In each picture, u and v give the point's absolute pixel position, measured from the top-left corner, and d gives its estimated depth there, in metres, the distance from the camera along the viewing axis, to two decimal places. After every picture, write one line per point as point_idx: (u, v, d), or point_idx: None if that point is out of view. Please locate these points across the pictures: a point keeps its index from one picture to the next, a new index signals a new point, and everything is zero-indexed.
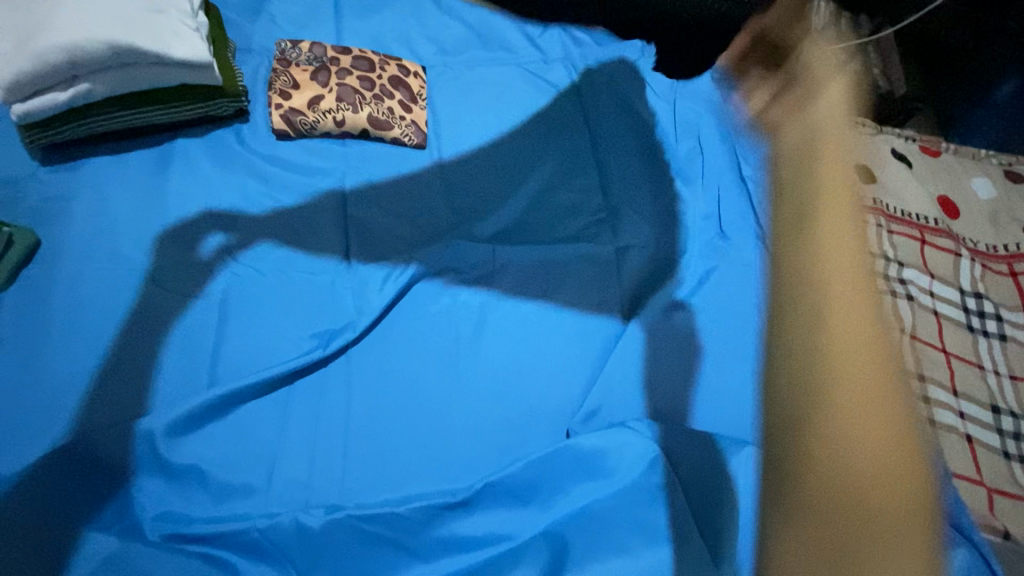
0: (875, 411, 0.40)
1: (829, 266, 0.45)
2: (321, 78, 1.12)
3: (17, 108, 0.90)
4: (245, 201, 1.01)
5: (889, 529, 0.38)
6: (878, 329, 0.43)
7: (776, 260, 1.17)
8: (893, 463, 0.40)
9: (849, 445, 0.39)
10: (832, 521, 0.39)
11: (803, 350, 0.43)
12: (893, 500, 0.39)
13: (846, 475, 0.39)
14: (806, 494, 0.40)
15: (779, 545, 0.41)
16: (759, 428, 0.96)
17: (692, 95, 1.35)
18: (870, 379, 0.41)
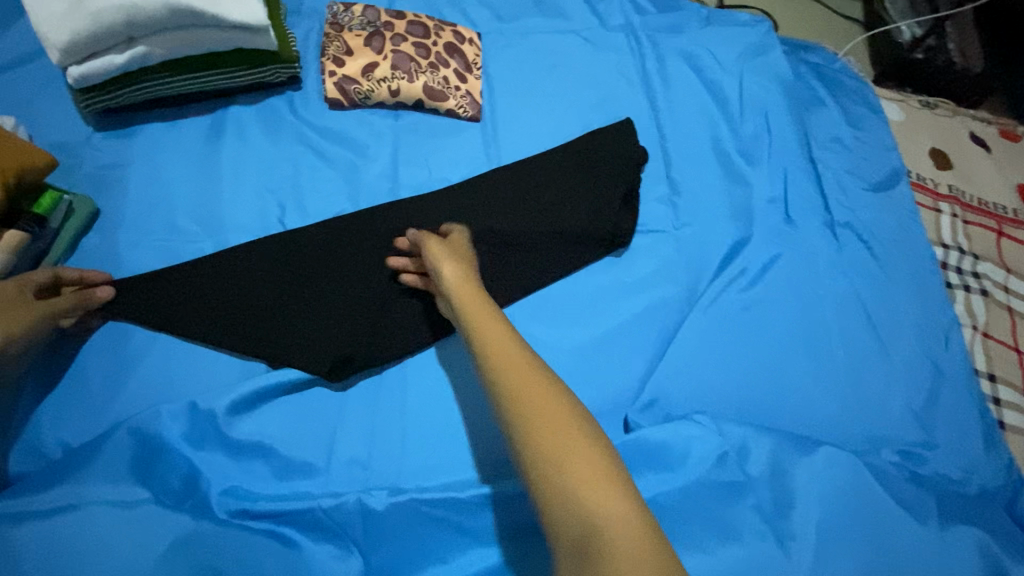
0: (539, 368, 0.61)
1: (464, 290, 0.73)
2: (375, 44, 1.07)
3: (73, 71, 0.87)
4: (300, 172, 0.98)
5: (568, 414, 0.57)
6: (498, 323, 0.67)
7: (844, 248, 1.11)
8: (552, 387, 0.59)
9: (535, 376, 0.60)
10: (550, 413, 0.56)
11: (505, 343, 0.64)
12: (559, 404, 0.58)
13: (544, 394, 0.58)
14: (536, 406, 0.57)
15: (534, 443, 0.55)
16: (823, 423, 0.93)
17: (762, 67, 1.26)
18: (517, 350, 0.63)
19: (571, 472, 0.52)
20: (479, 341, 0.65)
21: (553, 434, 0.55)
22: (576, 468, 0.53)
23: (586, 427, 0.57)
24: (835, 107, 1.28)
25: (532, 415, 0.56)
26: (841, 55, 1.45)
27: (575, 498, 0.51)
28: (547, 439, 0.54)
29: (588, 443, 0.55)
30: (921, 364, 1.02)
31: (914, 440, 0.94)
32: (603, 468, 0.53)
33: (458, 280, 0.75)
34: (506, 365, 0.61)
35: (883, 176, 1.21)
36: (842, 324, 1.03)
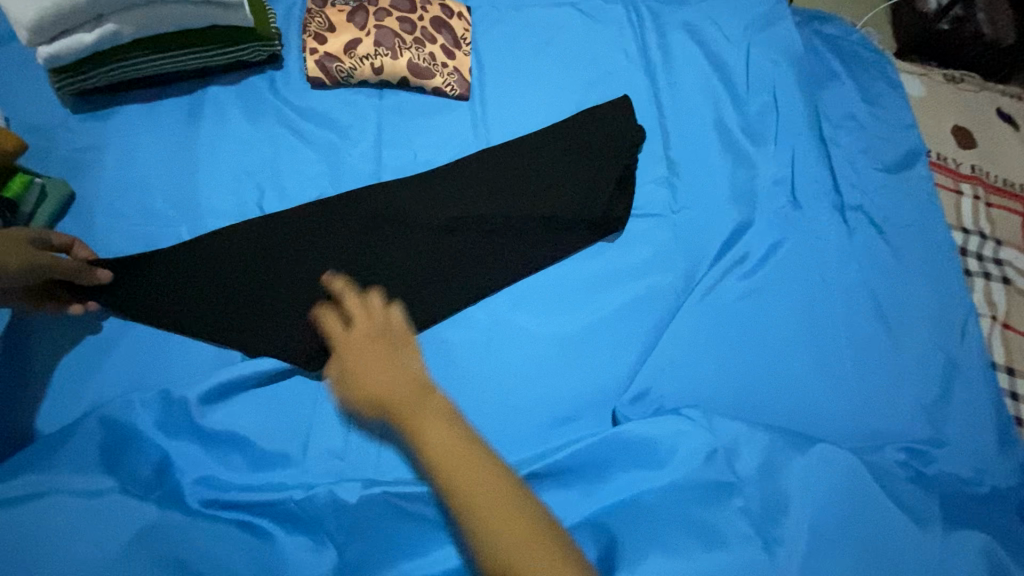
0: (445, 411, 0.65)
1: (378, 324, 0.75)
2: (359, 20, 1.03)
3: (43, 51, 0.85)
4: (279, 155, 0.95)
5: (476, 454, 0.61)
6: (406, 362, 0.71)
7: (854, 233, 1.04)
8: (458, 430, 0.63)
9: (441, 421, 0.64)
10: (461, 457, 0.61)
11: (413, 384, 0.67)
12: (465, 445, 0.62)
13: (452, 440, 0.62)
14: (450, 450, 0.61)
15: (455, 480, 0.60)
16: (822, 418, 0.89)
17: (771, 39, 1.18)
18: (424, 395, 0.66)
19: (483, 508, 0.57)
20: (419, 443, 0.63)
21: (465, 481, 0.59)
22: (485, 503, 0.58)
23: (491, 467, 0.61)
24: (850, 82, 1.20)
25: (496, 539, 0.56)
26: (859, 27, 1.36)
27: (484, 530, 0.56)
28: (496, 533, 0.56)
29: (494, 480, 0.60)
30: (933, 357, 0.96)
31: (919, 438, 0.89)
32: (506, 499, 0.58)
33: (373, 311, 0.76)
34: (454, 476, 0.59)
35: (899, 156, 1.13)
36: (848, 314, 0.97)
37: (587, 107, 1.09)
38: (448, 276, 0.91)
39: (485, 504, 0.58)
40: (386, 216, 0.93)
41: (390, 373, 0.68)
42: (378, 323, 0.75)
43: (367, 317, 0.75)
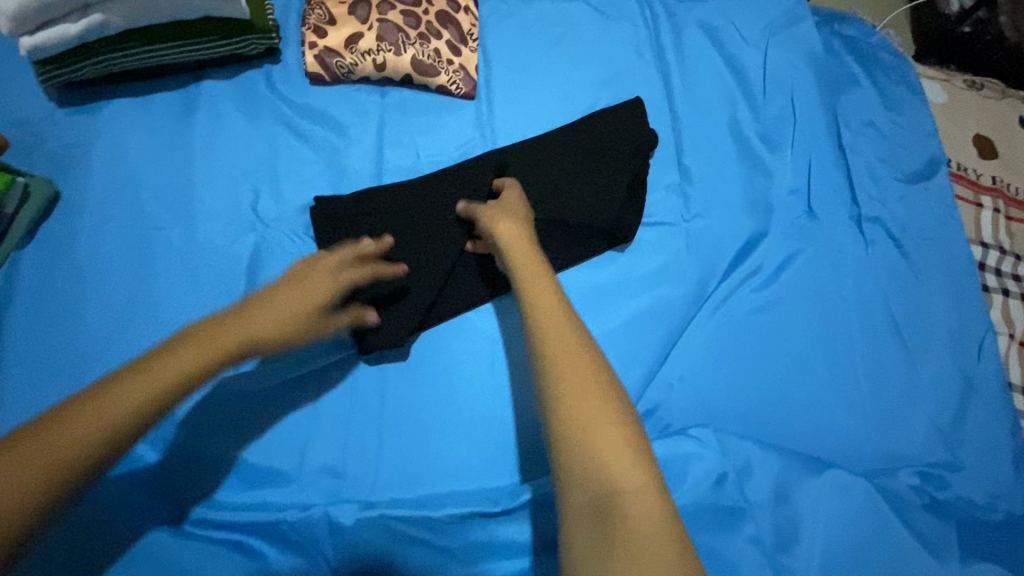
0: (564, 309, 0.57)
1: (509, 227, 0.72)
2: (361, 12, 0.98)
3: (26, 42, 0.80)
4: (276, 155, 0.91)
5: (590, 346, 0.54)
6: (537, 267, 0.64)
7: (872, 246, 1.00)
8: (571, 323, 0.55)
9: (554, 305, 0.57)
10: (564, 339, 0.53)
11: (536, 280, 0.61)
12: (578, 334, 0.54)
13: (560, 323, 0.55)
14: (554, 331, 0.54)
15: (554, 358, 0.52)
16: (836, 441, 0.86)
17: (791, 40, 1.14)
18: (547, 289, 0.60)
19: (584, 401, 0.49)
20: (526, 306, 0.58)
21: (556, 359, 0.52)
22: (581, 398, 0.49)
23: (605, 375, 0.52)
24: (871, 87, 1.16)
25: (574, 401, 0.49)
26: (880, 29, 1.32)
27: (574, 422, 0.48)
28: (584, 428, 0.48)
29: (604, 385, 0.51)
30: (950, 377, 0.93)
31: (934, 461, 0.86)
32: (611, 408, 0.49)
33: (508, 234, 0.71)
34: (544, 326, 0.55)
35: (920, 165, 1.09)
36: (864, 330, 0.94)
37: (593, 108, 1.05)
38: (457, 280, 0.85)
39: (585, 396, 0.49)
40: (393, 216, 0.87)
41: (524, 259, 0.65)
42: (513, 212, 0.76)
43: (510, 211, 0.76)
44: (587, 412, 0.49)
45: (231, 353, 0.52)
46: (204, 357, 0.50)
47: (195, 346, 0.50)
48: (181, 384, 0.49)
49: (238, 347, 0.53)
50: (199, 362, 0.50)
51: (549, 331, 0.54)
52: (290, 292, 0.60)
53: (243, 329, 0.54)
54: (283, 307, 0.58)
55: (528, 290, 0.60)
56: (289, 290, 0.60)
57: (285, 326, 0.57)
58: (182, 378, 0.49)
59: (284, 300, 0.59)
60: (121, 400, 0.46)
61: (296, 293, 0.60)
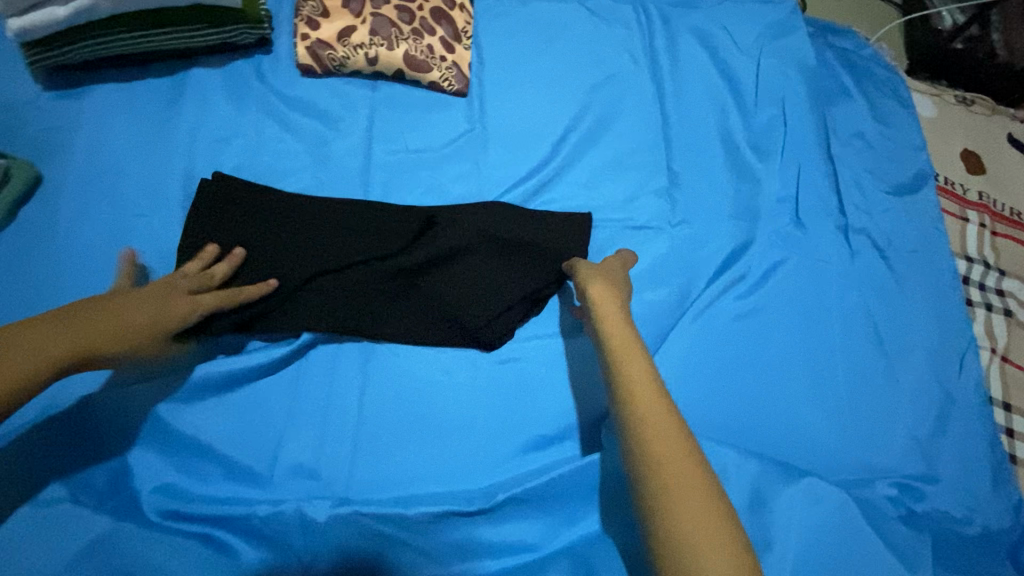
0: (655, 390, 0.61)
1: (605, 290, 0.75)
2: (354, 5, 0.98)
3: (13, 24, 0.80)
4: (263, 145, 0.90)
5: (683, 431, 0.57)
6: (627, 336, 0.68)
7: (857, 256, 1.01)
8: (662, 406, 0.59)
9: (641, 380, 0.62)
10: (655, 422, 0.57)
11: (626, 354, 0.65)
12: (668, 417, 0.58)
13: (651, 403, 0.59)
14: (644, 411, 0.58)
15: (649, 443, 0.56)
16: (814, 449, 0.86)
17: (784, 50, 1.15)
18: (639, 364, 0.64)
19: (685, 492, 0.52)
20: (621, 382, 0.62)
21: (651, 446, 0.55)
22: (679, 487, 0.53)
23: (699, 463, 0.55)
24: (862, 99, 1.16)
25: (685, 519, 0.50)
26: (873, 42, 1.33)
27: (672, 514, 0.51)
28: (689, 523, 0.50)
29: (700, 476, 0.54)
30: (930, 389, 0.93)
31: (913, 473, 0.86)
32: (710, 504, 0.52)
33: (607, 298, 0.74)
34: (642, 409, 0.59)
35: (908, 178, 1.10)
36: (846, 341, 0.94)
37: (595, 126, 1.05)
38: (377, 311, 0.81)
39: (685, 487, 0.53)
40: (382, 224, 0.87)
41: (626, 348, 0.66)
42: (612, 278, 0.80)
43: (611, 277, 0.80)
44: (700, 529, 0.50)
45: (78, 342, 0.60)
46: (49, 343, 0.58)
47: (51, 338, 0.58)
48: (26, 367, 0.56)
49: (97, 341, 0.61)
50: (56, 350, 0.58)
51: (654, 438, 0.56)
52: (133, 297, 0.67)
53: (94, 319, 0.62)
54: (127, 306, 0.65)
55: (618, 366, 0.64)
56: (138, 296, 0.67)
57: (122, 325, 0.64)
58: (34, 360, 0.56)
59: (127, 301, 0.66)
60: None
61: (139, 296, 0.67)
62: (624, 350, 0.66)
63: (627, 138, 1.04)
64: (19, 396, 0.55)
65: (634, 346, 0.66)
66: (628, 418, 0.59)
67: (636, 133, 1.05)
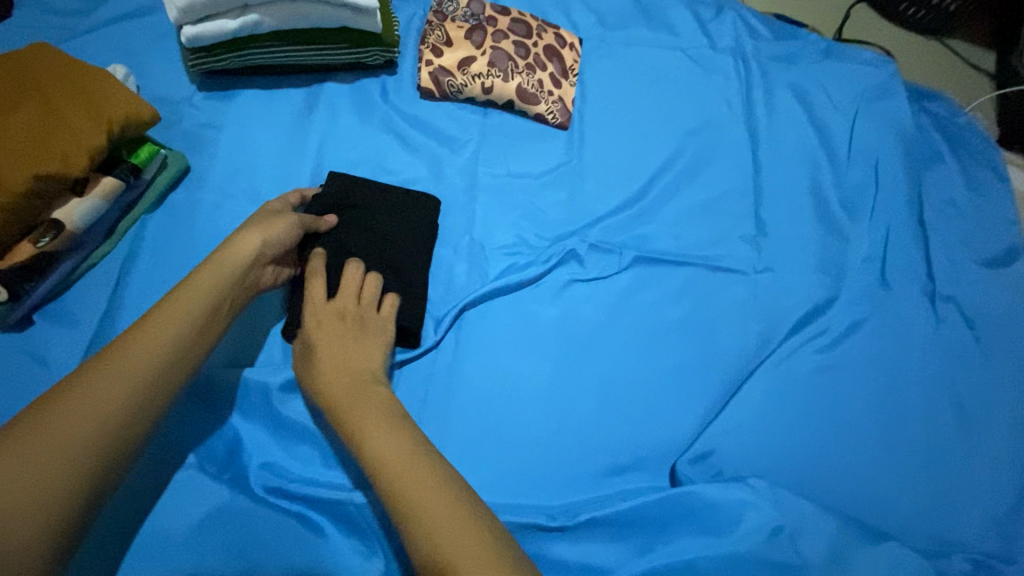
0: (398, 420, 0.61)
1: (329, 346, 0.70)
2: (476, 38, 1.06)
3: (187, 31, 0.89)
4: (381, 157, 0.98)
5: (421, 444, 0.59)
6: (351, 359, 0.69)
7: (942, 323, 1.00)
8: (413, 441, 0.59)
9: (377, 424, 0.60)
10: (391, 452, 0.57)
11: (362, 395, 0.65)
12: (398, 439, 0.59)
13: (384, 434, 0.59)
14: (376, 445, 0.58)
15: (382, 461, 0.57)
16: (888, 512, 0.85)
17: (879, 112, 1.17)
18: (375, 402, 0.63)
19: (420, 499, 0.53)
20: (372, 441, 0.58)
21: (391, 477, 0.55)
22: (416, 490, 0.53)
23: (437, 467, 0.56)
24: (956, 166, 1.16)
25: (423, 520, 0.51)
26: (967, 110, 1.33)
27: (422, 522, 0.51)
28: (433, 524, 0.51)
29: (437, 480, 0.54)
30: (1014, 467, 0.91)
31: (988, 550, 0.84)
32: (452, 497, 0.53)
33: (341, 358, 0.69)
34: (381, 452, 0.57)
35: (1000, 250, 1.09)
36: (927, 408, 0.94)
37: (687, 167, 1.08)
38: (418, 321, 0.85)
39: (424, 492, 0.53)
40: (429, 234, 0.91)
41: (354, 385, 0.66)
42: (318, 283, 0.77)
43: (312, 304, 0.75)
44: (429, 508, 0.52)
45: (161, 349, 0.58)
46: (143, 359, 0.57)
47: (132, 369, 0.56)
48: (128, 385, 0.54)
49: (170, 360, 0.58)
50: (150, 366, 0.57)
51: (391, 465, 0.57)
52: (188, 295, 0.63)
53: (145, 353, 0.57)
54: (189, 306, 0.62)
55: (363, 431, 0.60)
56: (188, 294, 0.63)
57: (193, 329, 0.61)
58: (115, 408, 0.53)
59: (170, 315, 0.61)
60: (73, 429, 0.50)
61: (182, 305, 0.62)
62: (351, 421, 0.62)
63: (717, 183, 1.07)
64: (152, 414, 0.55)
65: (364, 390, 0.66)
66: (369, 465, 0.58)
67: (727, 178, 1.08)
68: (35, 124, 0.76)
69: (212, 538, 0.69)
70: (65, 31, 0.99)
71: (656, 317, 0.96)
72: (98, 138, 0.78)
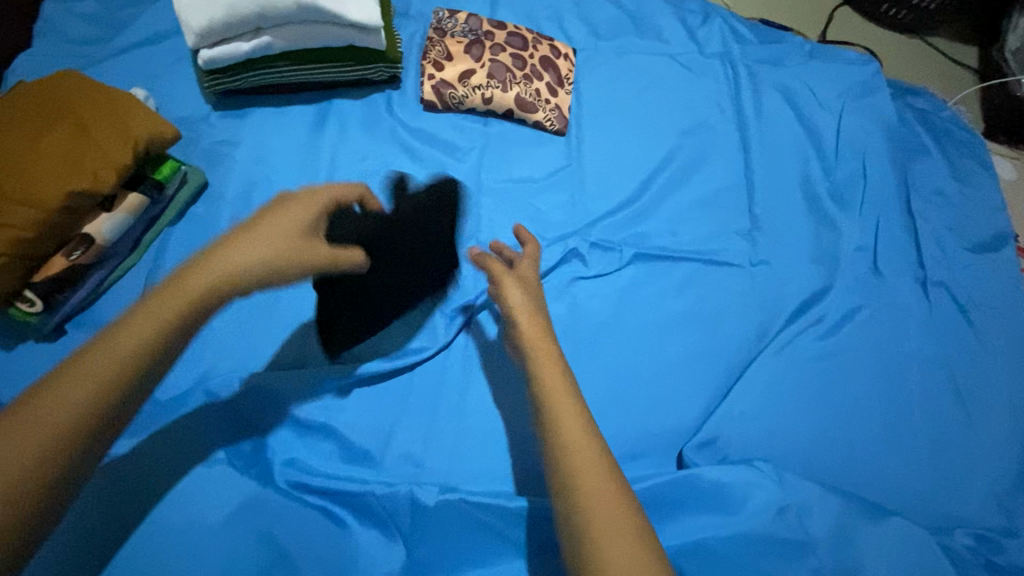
0: (569, 379, 0.63)
1: (515, 295, 0.75)
2: (475, 52, 1.11)
3: (204, 54, 0.94)
4: (388, 168, 1.02)
5: (586, 411, 0.60)
6: (532, 310, 0.73)
7: (935, 308, 1.04)
8: (579, 407, 0.60)
9: (556, 374, 0.63)
10: (562, 408, 0.59)
11: (541, 341, 0.67)
12: (573, 398, 0.61)
13: (559, 391, 0.61)
14: (548, 396, 0.60)
15: (552, 417, 0.58)
16: (890, 491, 0.88)
17: (865, 108, 1.21)
18: (551, 353, 0.66)
19: (580, 461, 0.55)
20: (542, 385, 0.61)
21: (557, 424, 0.57)
22: (577, 454, 0.55)
23: (598, 442, 0.58)
24: (942, 157, 1.21)
25: (572, 450, 0.55)
26: (951, 104, 1.37)
27: (578, 483, 0.53)
28: (592, 490, 0.53)
29: (595, 451, 0.56)
30: (1011, 444, 0.93)
31: (990, 526, 0.86)
32: (606, 470, 0.55)
33: (521, 311, 0.72)
34: (554, 400, 0.60)
35: (988, 236, 1.13)
36: (924, 390, 0.97)
37: (682, 167, 1.12)
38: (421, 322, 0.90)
39: (583, 460, 0.55)
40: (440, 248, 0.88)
41: (532, 324, 0.70)
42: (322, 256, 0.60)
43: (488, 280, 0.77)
44: (593, 475, 0.54)
45: (88, 406, 0.46)
46: (62, 416, 0.45)
47: (85, 382, 0.46)
48: (49, 450, 0.44)
49: (135, 366, 0.48)
50: (116, 373, 0.47)
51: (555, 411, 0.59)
52: (144, 322, 0.49)
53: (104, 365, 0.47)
54: (135, 345, 0.48)
55: (539, 377, 0.62)
56: (173, 293, 0.50)
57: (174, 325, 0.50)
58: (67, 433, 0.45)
59: (154, 313, 0.49)
60: (17, 454, 0.43)
61: (172, 299, 0.50)
62: (537, 344, 0.67)
63: (713, 181, 1.12)
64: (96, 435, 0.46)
65: (533, 335, 0.68)
66: (539, 396, 0.61)
67: (721, 176, 1.12)
68: (66, 145, 0.81)
69: (239, 532, 0.72)
70: (88, 57, 1.04)
71: (657, 311, 0.99)
72: (125, 156, 0.83)
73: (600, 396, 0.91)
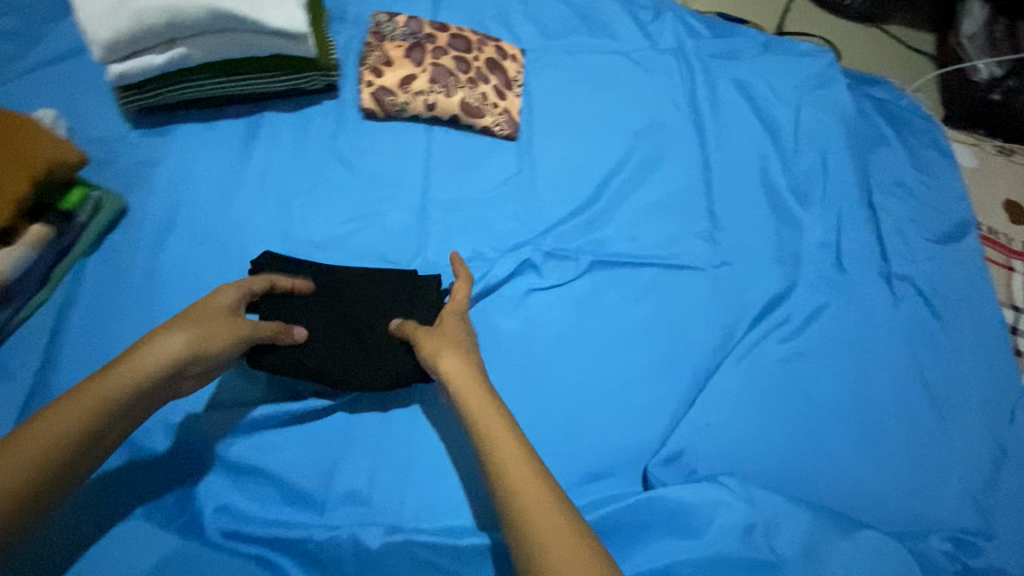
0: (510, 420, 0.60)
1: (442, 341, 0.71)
2: (416, 56, 1.05)
3: (115, 70, 0.87)
4: (327, 183, 0.96)
5: (531, 451, 0.57)
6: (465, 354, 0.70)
7: (901, 302, 1.01)
8: (523, 446, 0.57)
9: (494, 421, 0.59)
10: (504, 456, 0.55)
11: (474, 390, 0.64)
12: (515, 439, 0.58)
13: (497, 438, 0.57)
14: (492, 445, 0.57)
15: (497, 468, 0.55)
16: (863, 498, 0.85)
17: (822, 101, 1.19)
18: (487, 398, 0.63)
19: (534, 510, 0.51)
20: (485, 436, 0.58)
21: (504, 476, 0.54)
22: (531, 503, 0.52)
23: (548, 484, 0.54)
24: (902, 147, 1.18)
25: (526, 500, 0.52)
26: (909, 92, 1.36)
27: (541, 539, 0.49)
28: (554, 544, 0.48)
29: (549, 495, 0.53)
30: (982, 441, 0.91)
31: (965, 527, 0.84)
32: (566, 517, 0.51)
33: (455, 370, 0.66)
34: (499, 450, 0.56)
35: (951, 226, 1.11)
36: (893, 389, 0.94)
37: (638, 168, 1.08)
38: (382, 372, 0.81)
39: (535, 509, 0.51)
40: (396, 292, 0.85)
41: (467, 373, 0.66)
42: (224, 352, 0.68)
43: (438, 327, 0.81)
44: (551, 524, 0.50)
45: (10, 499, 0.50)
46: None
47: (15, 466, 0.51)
48: None
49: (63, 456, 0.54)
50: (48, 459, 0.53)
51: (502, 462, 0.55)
52: (73, 407, 0.56)
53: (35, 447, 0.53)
54: (65, 431, 0.54)
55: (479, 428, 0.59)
56: (91, 392, 0.57)
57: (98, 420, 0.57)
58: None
59: (72, 411, 0.56)
60: None
61: (91, 400, 0.57)
62: (468, 395, 0.63)
63: (670, 182, 1.08)
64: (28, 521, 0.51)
65: (471, 383, 0.64)
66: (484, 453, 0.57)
67: (678, 177, 1.09)
68: None
69: None
70: None
71: (617, 321, 0.95)
72: (19, 186, 0.77)
73: (559, 416, 0.86)
